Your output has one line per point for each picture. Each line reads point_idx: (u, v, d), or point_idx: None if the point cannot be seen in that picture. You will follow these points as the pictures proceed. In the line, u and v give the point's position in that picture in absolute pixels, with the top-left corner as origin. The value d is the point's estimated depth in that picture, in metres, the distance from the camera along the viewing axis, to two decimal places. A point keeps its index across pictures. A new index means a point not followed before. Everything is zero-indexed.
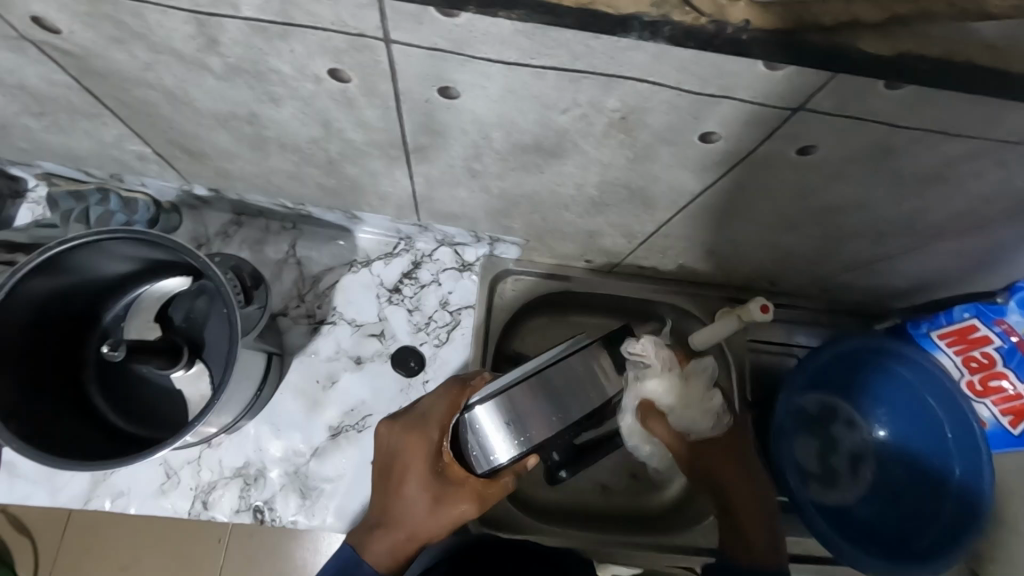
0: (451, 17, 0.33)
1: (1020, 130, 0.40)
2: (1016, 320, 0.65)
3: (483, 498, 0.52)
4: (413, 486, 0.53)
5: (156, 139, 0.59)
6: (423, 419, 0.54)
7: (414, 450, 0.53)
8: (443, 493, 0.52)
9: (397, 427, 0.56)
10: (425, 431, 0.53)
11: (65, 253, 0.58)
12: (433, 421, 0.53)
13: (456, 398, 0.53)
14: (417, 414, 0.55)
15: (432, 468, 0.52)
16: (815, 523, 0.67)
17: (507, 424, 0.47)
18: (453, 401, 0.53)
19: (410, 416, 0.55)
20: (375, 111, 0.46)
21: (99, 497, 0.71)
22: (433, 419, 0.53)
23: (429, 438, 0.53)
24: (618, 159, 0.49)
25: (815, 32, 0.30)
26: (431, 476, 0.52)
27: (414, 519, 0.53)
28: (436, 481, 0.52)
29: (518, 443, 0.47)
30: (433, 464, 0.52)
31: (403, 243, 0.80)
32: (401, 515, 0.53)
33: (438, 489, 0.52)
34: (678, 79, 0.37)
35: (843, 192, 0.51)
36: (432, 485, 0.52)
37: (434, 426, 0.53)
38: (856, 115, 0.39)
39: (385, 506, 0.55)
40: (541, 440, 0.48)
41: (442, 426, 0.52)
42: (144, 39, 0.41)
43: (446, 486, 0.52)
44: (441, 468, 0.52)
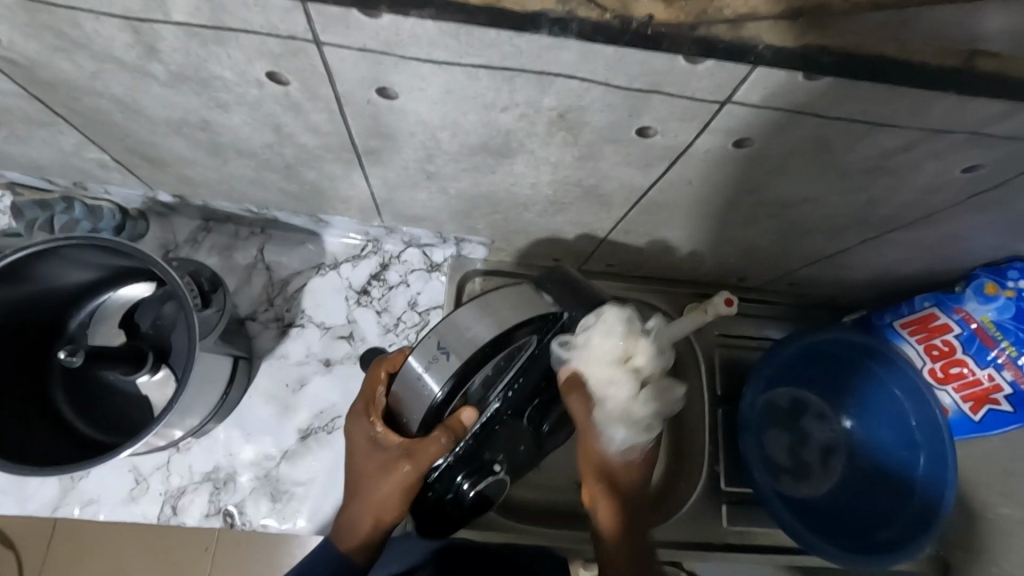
0: (375, 18, 0.34)
1: (946, 120, 0.41)
2: (974, 307, 0.68)
3: (416, 457, 0.50)
4: (359, 461, 0.54)
5: (113, 146, 0.60)
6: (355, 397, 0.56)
7: (351, 426, 0.55)
8: (384, 461, 0.52)
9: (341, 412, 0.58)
10: (355, 408, 0.55)
11: (28, 261, 0.59)
12: (361, 396, 0.55)
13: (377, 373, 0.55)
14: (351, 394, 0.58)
15: (369, 439, 0.53)
16: (783, 516, 0.68)
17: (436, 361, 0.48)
18: (374, 373, 0.55)
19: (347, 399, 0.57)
20: (321, 115, 0.47)
21: (68, 504, 0.71)
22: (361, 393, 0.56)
23: (361, 413, 0.55)
24: (565, 157, 0.50)
25: (720, 25, 0.30)
26: (370, 448, 0.53)
27: (366, 491, 0.54)
28: (376, 450, 0.53)
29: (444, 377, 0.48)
30: (369, 435, 0.53)
31: (371, 246, 0.81)
32: (357, 490, 0.55)
33: (380, 458, 0.52)
34: (606, 76, 0.38)
35: (790, 186, 0.52)
36: (373, 456, 0.53)
37: (362, 401, 0.55)
38: (784, 108, 0.40)
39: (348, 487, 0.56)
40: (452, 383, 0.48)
41: (369, 399, 0.55)
42: (84, 47, 0.41)
43: (383, 453, 0.52)
44: (377, 438, 0.53)
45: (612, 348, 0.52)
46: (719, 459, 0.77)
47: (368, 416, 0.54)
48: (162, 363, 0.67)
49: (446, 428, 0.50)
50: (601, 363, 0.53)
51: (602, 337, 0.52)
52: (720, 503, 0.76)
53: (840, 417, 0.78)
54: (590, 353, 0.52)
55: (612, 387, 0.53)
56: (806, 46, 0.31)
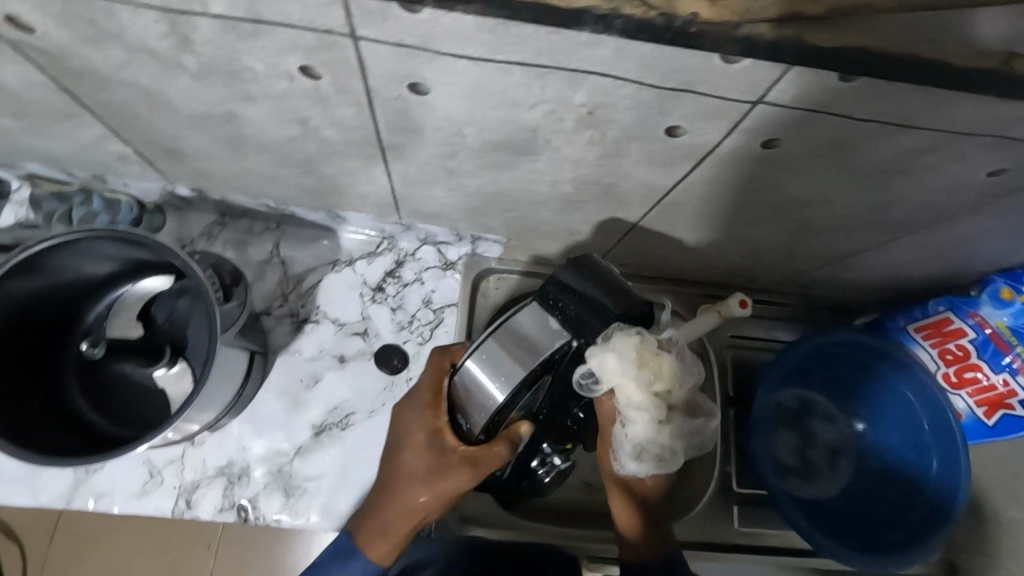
0: (414, 13, 0.34)
1: (975, 123, 0.41)
2: (989, 312, 0.67)
3: (476, 466, 0.51)
4: (408, 456, 0.54)
5: (135, 139, 0.60)
6: (415, 388, 0.55)
7: (407, 417, 0.54)
8: (437, 463, 0.52)
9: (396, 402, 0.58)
10: (416, 399, 0.54)
11: (49, 252, 0.59)
12: (423, 386, 0.54)
13: (442, 365, 0.55)
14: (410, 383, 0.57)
15: (427, 435, 0.53)
16: (794, 517, 0.68)
17: (495, 368, 0.47)
18: (438, 364, 0.55)
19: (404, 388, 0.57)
20: (348, 109, 0.47)
21: (82, 496, 0.71)
22: (422, 384, 0.55)
23: (421, 404, 0.54)
24: (589, 155, 0.50)
25: (762, 24, 0.31)
26: (425, 445, 0.53)
27: (409, 489, 0.53)
28: (431, 450, 0.53)
29: (502, 385, 0.47)
30: (428, 431, 0.53)
31: (386, 243, 0.81)
32: (398, 488, 0.54)
33: (433, 459, 0.52)
34: (639, 74, 0.38)
35: (812, 187, 0.52)
36: (427, 455, 0.53)
37: (424, 392, 0.54)
38: (814, 109, 0.40)
39: (385, 485, 0.56)
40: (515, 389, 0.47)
41: (432, 392, 0.54)
42: (117, 38, 0.42)
43: (440, 454, 0.52)
44: (436, 436, 0.53)
45: (637, 372, 0.48)
46: (730, 459, 0.77)
47: (431, 410, 0.53)
48: (179, 357, 0.67)
49: (508, 439, 0.50)
50: (623, 387, 0.49)
51: (626, 360, 0.47)
52: (732, 504, 0.76)
53: (850, 419, 0.78)
54: (614, 379, 0.48)
55: (635, 411, 0.50)
56: (846, 46, 0.32)
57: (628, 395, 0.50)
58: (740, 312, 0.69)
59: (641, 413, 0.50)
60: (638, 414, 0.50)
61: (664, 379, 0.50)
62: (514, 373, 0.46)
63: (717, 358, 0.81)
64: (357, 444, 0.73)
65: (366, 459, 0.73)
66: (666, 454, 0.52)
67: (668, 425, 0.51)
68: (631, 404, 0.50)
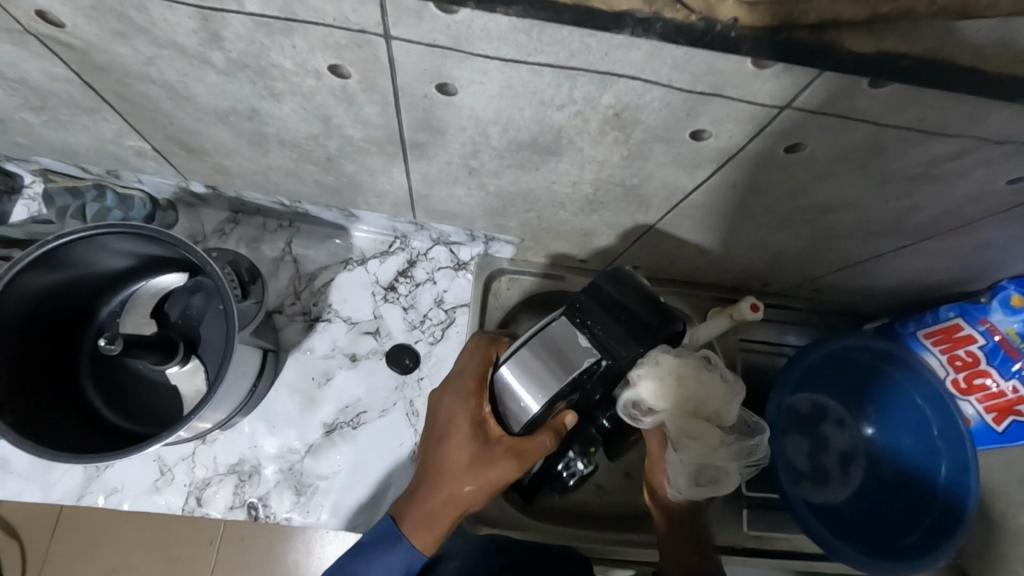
0: (450, 13, 0.34)
1: (1000, 130, 0.41)
2: (999, 319, 0.68)
3: (520, 457, 0.51)
4: (450, 445, 0.53)
5: (154, 134, 0.60)
6: (458, 378, 0.56)
7: (451, 406, 0.55)
8: (481, 453, 0.52)
9: (436, 392, 0.58)
10: (460, 387, 0.55)
11: (65, 246, 0.59)
12: (468, 375, 0.55)
13: (486, 355, 0.56)
14: (451, 374, 0.57)
15: (471, 425, 0.53)
16: (808, 522, 0.68)
17: (529, 379, 0.49)
18: (484, 354, 0.56)
19: (445, 378, 0.57)
20: (374, 107, 0.47)
21: (92, 493, 0.71)
22: (466, 373, 0.55)
23: (465, 393, 0.54)
24: (613, 156, 0.50)
25: (800, 29, 0.31)
26: (469, 434, 0.53)
27: (451, 479, 0.53)
28: (474, 439, 0.52)
29: (537, 395, 0.48)
30: (473, 420, 0.53)
31: (399, 242, 0.81)
32: (438, 478, 0.53)
33: (477, 449, 0.52)
34: (670, 77, 0.38)
35: (833, 191, 0.53)
36: (471, 445, 0.52)
37: (469, 381, 0.55)
38: (842, 114, 0.40)
39: (424, 474, 0.55)
40: (554, 393, 0.48)
41: (478, 380, 0.54)
42: (147, 34, 0.42)
43: (485, 444, 0.52)
44: (480, 426, 0.53)
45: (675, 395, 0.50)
46: None
47: (476, 399, 0.54)
48: (192, 354, 0.67)
49: (552, 430, 0.50)
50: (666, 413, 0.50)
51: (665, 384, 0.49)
52: (741, 507, 0.76)
53: (860, 424, 0.78)
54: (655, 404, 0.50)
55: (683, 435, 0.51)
56: (882, 52, 0.32)
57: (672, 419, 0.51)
58: (750, 316, 0.69)
59: (689, 436, 0.51)
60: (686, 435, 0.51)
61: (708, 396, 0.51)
62: (549, 384, 0.48)
63: (729, 361, 0.81)
64: (369, 443, 0.74)
65: (378, 457, 0.73)
66: (720, 475, 0.54)
67: (719, 452, 0.52)
68: (678, 428, 0.51)
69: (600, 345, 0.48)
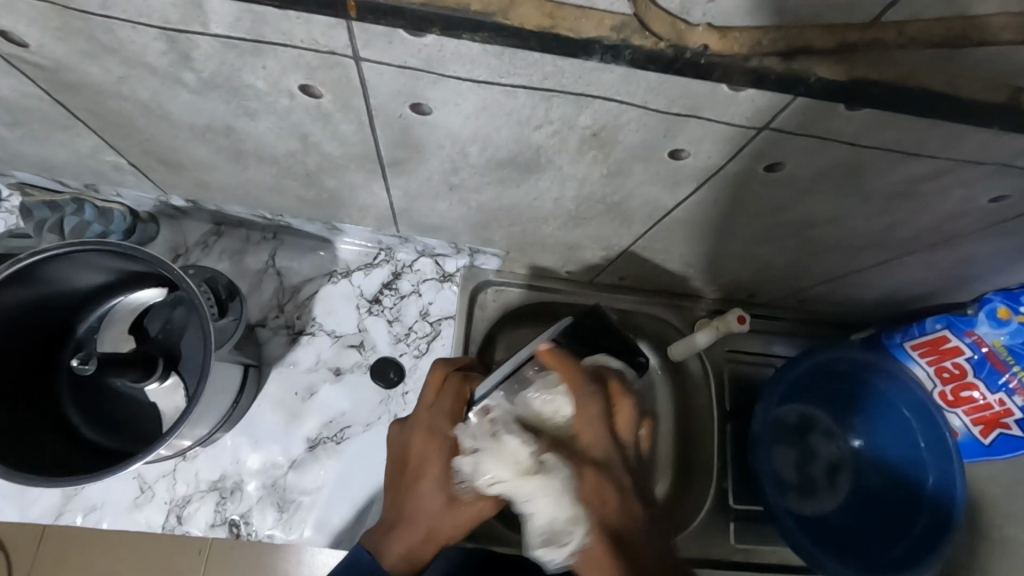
0: (418, 37, 0.34)
1: (980, 152, 0.41)
2: (986, 331, 0.66)
3: (498, 493, 0.52)
4: (426, 482, 0.52)
5: (131, 150, 0.59)
6: (430, 414, 0.54)
7: (426, 445, 0.53)
8: (458, 491, 0.51)
9: (405, 426, 0.55)
10: (437, 425, 0.53)
11: (38, 265, 0.58)
12: (442, 413, 0.53)
13: (459, 393, 0.54)
14: (420, 409, 0.55)
15: (447, 462, 0.52)
16: (792, 535, 0.68)
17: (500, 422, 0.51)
18: (457, 393, 0.54)
19: (414, 413, 0.55)
20: (350, 126, 0.47)
21: (71, 511, 0.70)
22: (439, 411, 0.53)
23: (440, 430, 0.53)
24: (593, 174, 0.49)
25: (772, 57, 0.31)
26: (445, 472, 0.52)
27: (428, 519, 0.51)
28: (452, 476, 0.51)
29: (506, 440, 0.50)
30: (449, 457, 0.52)
31: (384, 254, 0.80)
32: (414, 513, 0.52)
33: (454, 486, 0.52)
34: (645, 99, 0.38)
35: (814, 208, 0.52)
36: (448, 482, 0.51)
37: (445, 418, 0.53)
38: (822, 134, 0.40)
39: (397, 509, 0.53)
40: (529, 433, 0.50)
41: (455, 419, 0.53)
42: (115, 54, 0.41)
43: (462, 482, 0.51)
44: (458, 463, 0.52)
45: (535, 456, 0.47)
46: (727, 476, 0.77)
47: (454, 439, 0.52)
48: (171, 370, 0.66)
49: None
50: (531, 478, 0.46)
51: (531, 441, 0.48)
52: (728, 521, 0.75)
53: (849, 434, 0.77)
54: (519, 467, 0.47)
55: (559, 504, 0.46)
56: (854, 79, 0.32)
57: (550, 480, 0.46)
58: (738, 328, 0.69)
59: (565, 500, 0.45)
60: (569, 495, 0.46)
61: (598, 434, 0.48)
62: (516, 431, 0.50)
63: (717, 374, 0.80)
64: (354, 457, 0.73)
65: (362, 472, 0.72)
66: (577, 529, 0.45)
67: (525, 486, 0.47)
68: (551, 497, 0.46)
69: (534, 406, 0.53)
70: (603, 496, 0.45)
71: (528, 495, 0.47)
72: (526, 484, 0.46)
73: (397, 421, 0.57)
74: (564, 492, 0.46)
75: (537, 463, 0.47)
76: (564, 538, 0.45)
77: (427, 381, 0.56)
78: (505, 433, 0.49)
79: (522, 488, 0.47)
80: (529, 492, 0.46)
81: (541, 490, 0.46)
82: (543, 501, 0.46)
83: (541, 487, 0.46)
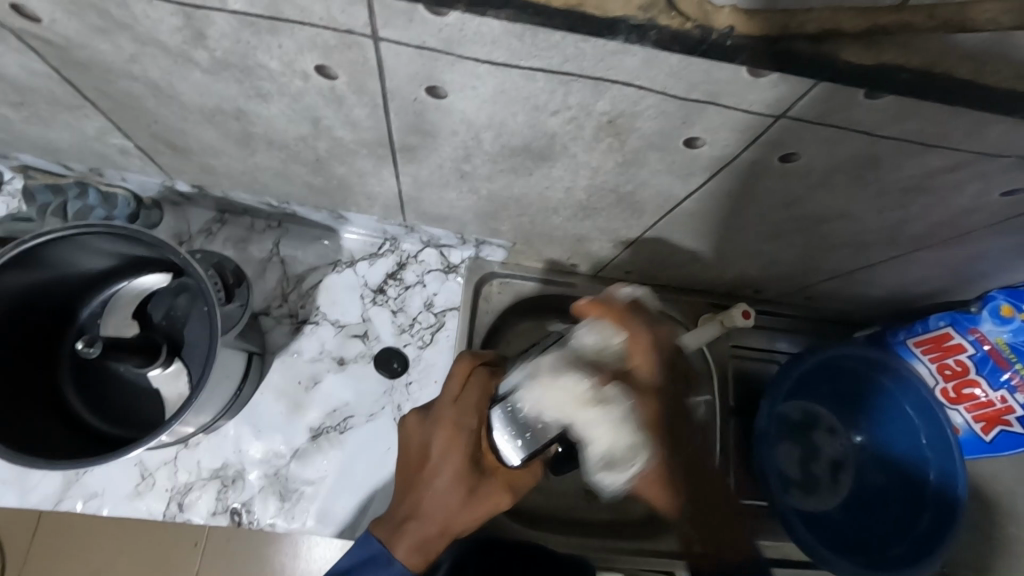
0: (441, 15, 0.33)
1: (997, 144, 0.41)
2: (989, 328, 0.66)
3: (515, 487, 0.52)
4: (446, 475, 0.51)
5: (138, 132, 0.58)
6: (455, 407, 0.53)
7: (449, 437, 0.52)
8: (478, 486, 0.51)
9: (426, 420, 0.55)
10: (461, 418, 0.53)
11: (43, 247, 0.57)
12: (467, 408, 0.53)
13: (488, 386, 0.54)
14: (444, 403, 0.54)
15: (469, 456, 0.51)
16: (797, 531, 0.68)
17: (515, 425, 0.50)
18: (486, 387, 0.54)
19: (438, 404, 0.54)
20: (364, 109, 0.46)
21: (71, 497, 0.69)
22: (465, 405, 0.53)
23: (466, 424, 0.53)
24: (606, 163, 0.49)
25: (799, 40, 0.30)
26: (468, 465, 0.51)
27: (447, 512, 0.51)
28: (472, 470, 0.51)
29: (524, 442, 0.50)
30: (471, 452, 0.51)
31: (389, 244, 0.80)
32: (430, 507, 0.51)
33: (474, 480, 0.51)
34: (665, 84, 0.37)
35: (828, 202, 0.52)
36: (467, 477, 0.51)
37: (471, 412, 0.53)
38: (839, 124, 0.40)
39: (413, 501, 0.52)
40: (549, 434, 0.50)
41: (481, 413, 0.53)
42: (129, 30, 0.40)
43: (482, 477, 0.51)
44: (478, 457, 0.52)
45: (595, 391, 0.49)
46: (730, 470, 0.77)
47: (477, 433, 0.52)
48: (175, 356, 0.66)
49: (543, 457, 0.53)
50: (593, 409, 0.48)
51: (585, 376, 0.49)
52: None
53: (851, 431, 0.78)
54: (574, 400, 0.49)
55: (620, 433, 0.49)
56: (878, 64, 0.32)
57: (614, 410, 0.49)
58: (744, 322, 0.69)
59: (624, 430, 0.49)
60: (626, 423, 0.49)
61: (653, 364, 0.50)
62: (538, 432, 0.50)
63: (720, 368, 0.80)
64: (357, 448, 0.72)
65: (364, 463, 0.72)
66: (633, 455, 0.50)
67: (589, 413, 0.48)
68: (610, 426, 0.49)
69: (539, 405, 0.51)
70: (657, 421, 0.51)
71: (588, 423, 0.49)
72: (581, 412, 0.49)
73: (416, 416, 0.56)
74: (621, 423, 0.49)
75: (598, 397, 0.49)
76: (625, 464, 0.50)
77: (452, 372, 0.55)
78: (554, 378, 0.50)
79: (580, 419, 0.49)
80: (588, 417, 0.49)
81: (608, 416, 0.49)
82: (602, 429, 0.49)
83: (603, 416, 0.48)
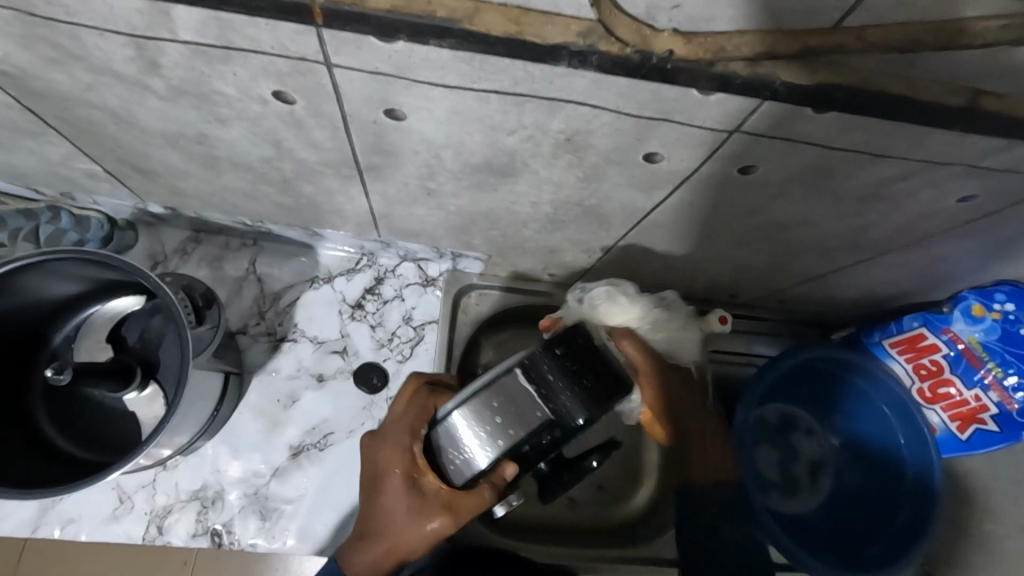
0: (389, 43, 0.34)
1: (944, 153, 0.42)
2: (961, 328, 0.65)
3: (456, 508, 0.49)
4: (388, 493, 0.52)
5: (103, 157, 0.58)
6: (395, 427, 0.53)
7: (387, 456, 0.52)
8: (418, 505, 0.50)
9: (375, 437, 0.55)
10: (395, 437, 0.52)
11: (8, 275, 0.57)
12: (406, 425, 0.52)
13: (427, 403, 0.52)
14: (390, 421, 0.54)
15: (405, 475, 0.50)
16: (775, 537, 0.67)
17: (467, 437, 0.45)
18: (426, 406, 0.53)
19: (384, 423, 0.55)
20: (324, 132, 0.46)
21: (47, 524, 0.69)
22: (404, 424, 0.52)
23: (400, 442, 0.51)
24: (569, 178, 0.50)
25: (737, 62, 0.31)
26: (406, 486, 0.50)
27: (396, 530, 0.51)
28: (412, 490, 0.50)
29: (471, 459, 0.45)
30: (406, 471, 0.50)
31: (366, 259, 0.80)
32: (383, 525, 0.52)
33: (416, 500, 0.50)
34: (617, 104, 0.38)
35: (789, 210, 0.53)
36: (407, 496, 0.51)
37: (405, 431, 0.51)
38: (792, 137, 0.40)
39: (369, 518, 0.54)
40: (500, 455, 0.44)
41: (412, 431, 0.50)
42: (83, 60, 0.41)
43: (421, 497, 0.50)
44: (416, 477, 0.50)
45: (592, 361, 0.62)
46: None
47: (410, 454, 0.50)
48: (150, 379, 0.65)
49: (492, 484, 0.48)
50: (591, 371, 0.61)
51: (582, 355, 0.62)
52: None
53: (828, 433, 0.77)
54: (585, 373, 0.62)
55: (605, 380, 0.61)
56: (815, 83, 0.33)
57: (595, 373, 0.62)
58: (721, 327, 0.70)
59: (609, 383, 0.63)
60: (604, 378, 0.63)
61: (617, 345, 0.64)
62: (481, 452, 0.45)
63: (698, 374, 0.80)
64: (336, 465, 0.72)
65: (344, 482, 0.72)
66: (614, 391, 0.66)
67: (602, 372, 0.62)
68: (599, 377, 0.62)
69: (545, 397, 0.45)
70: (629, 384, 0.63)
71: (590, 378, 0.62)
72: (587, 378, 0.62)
73: (371, 434, 0.56)
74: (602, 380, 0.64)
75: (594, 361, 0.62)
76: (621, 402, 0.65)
77: (401, 391, 0.57)
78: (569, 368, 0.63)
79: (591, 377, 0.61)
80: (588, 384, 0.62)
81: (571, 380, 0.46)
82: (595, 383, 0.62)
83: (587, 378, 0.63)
